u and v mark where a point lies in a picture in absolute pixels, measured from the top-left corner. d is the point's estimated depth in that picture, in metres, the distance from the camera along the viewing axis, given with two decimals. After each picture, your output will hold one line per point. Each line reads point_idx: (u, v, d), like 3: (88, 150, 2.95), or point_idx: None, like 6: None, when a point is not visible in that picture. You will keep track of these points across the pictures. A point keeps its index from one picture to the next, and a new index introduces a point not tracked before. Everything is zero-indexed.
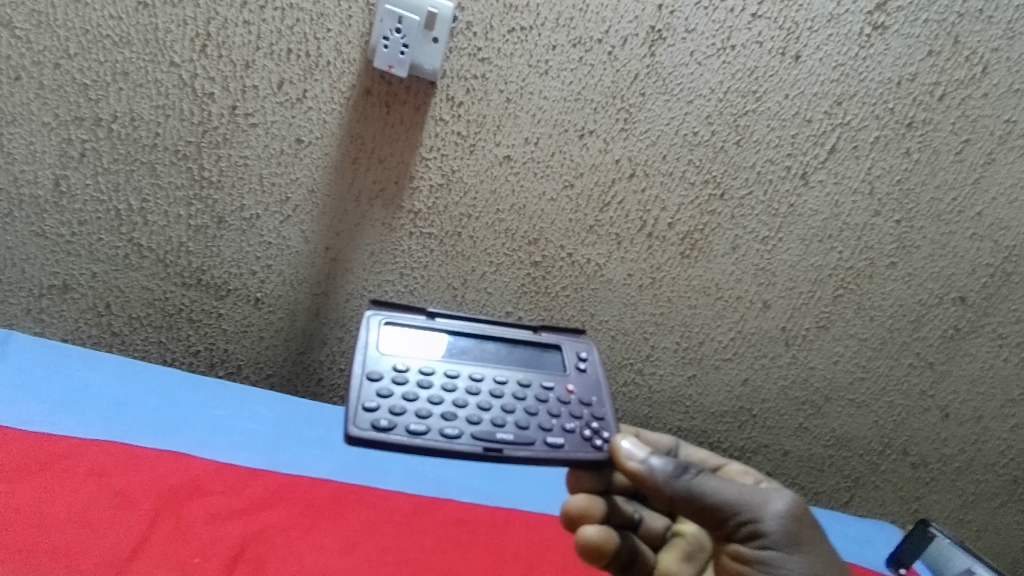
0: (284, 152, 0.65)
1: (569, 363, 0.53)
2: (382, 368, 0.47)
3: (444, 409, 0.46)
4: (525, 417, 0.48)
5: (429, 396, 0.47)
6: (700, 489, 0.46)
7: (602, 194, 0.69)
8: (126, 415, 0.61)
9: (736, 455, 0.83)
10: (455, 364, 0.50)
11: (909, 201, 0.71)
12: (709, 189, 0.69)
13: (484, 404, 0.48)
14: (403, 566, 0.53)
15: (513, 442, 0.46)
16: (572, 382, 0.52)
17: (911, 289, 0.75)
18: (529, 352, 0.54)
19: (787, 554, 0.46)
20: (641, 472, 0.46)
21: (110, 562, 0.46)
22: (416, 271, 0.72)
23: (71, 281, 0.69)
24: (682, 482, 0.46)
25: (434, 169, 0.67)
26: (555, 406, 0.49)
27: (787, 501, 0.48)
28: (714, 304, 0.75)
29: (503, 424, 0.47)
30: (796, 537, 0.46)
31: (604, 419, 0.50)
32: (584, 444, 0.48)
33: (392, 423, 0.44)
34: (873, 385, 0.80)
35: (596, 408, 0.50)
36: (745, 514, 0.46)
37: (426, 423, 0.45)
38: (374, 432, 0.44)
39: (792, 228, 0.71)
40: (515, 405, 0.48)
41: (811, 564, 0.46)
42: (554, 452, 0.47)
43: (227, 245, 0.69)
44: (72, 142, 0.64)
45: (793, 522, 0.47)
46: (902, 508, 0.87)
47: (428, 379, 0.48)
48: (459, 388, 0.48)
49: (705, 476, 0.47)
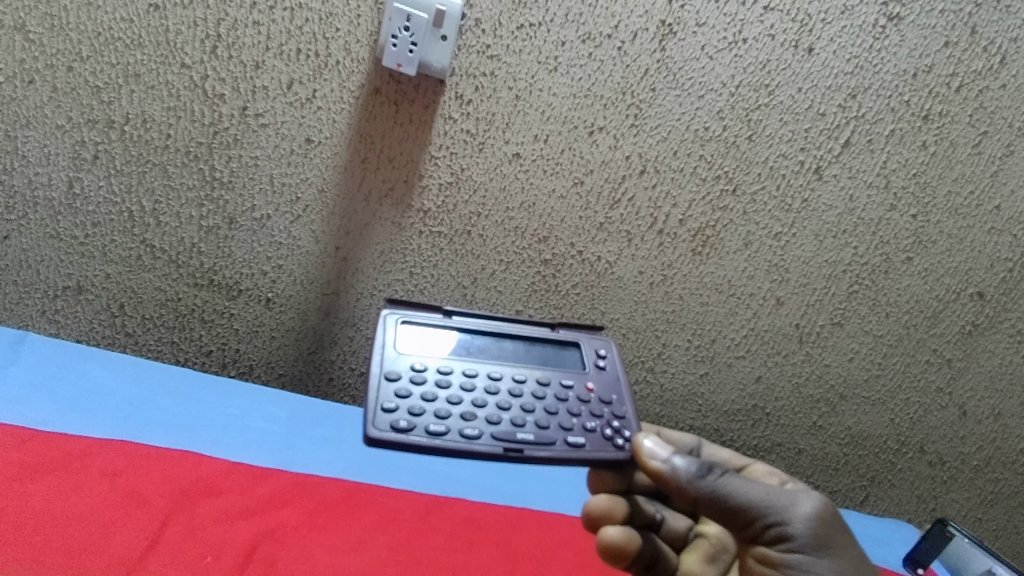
0: (294, 152, 0.66)
1: (588, 361, 0.53)
2: (400, 369, 0.47)
3: (462, 409, 0.46)
4: (545, 417, 0.48)
5: (447, 397, 0.47)
6: (725, 490, 0.46)
7: (612, 191, 0.69)
8: (139, 415, 0.61)
9: (751, 454, 0.82)
10: (473, 364, 0.50)
11: (924, 195, 0.70)
12: (721, 185, 0.68)
13: (503, 403, 0.48)
14: (417, 565, 0.53)
15: (534, 442, 0.46)
16: (591, 380, 0.51)
17: (927, 284, 0.74)
18: (547, 350, 0.53)
19: (815, 558, 0.45)
20: (664, 471, 0.46)
21: (123, 561, 0.46)
22: (426, 270, 0.71)
23: (85, 283, 0.70)
24: (706, 483, 0.46)
25: (443, 167, 0.67)
26: (575, 405, 0.49)
27: (814, 504, 0.47)
28: (726, 302, 0.74)
29: (523, 424, 0.47)
30: (824, 541, 0.46)
31: (624, 418, 0.49)
32: (605, 443, 0.47)
33: (410, 424, 0.44)
34: (889, 382, 0.79)
35: (617, 406, 0.50)
36: (771, 516, 0.46)
37: (445, 423, 0.45)
38: (392, 433, 0.44)
39: (805, 223, 0.70)
40: (535, 405, 0.48)
41: (841, 568, 0.45)
42: (575, 451, 0.46)
43: (239, 245, 0.69)
44: (86, 144, 0.65)
45: (820, 525, 0.46)
46: (919, 507, 0.86)
47: (447, 380, 0.48)
48: (478, 388, 0.48)
49: (729, 477, 0.46)
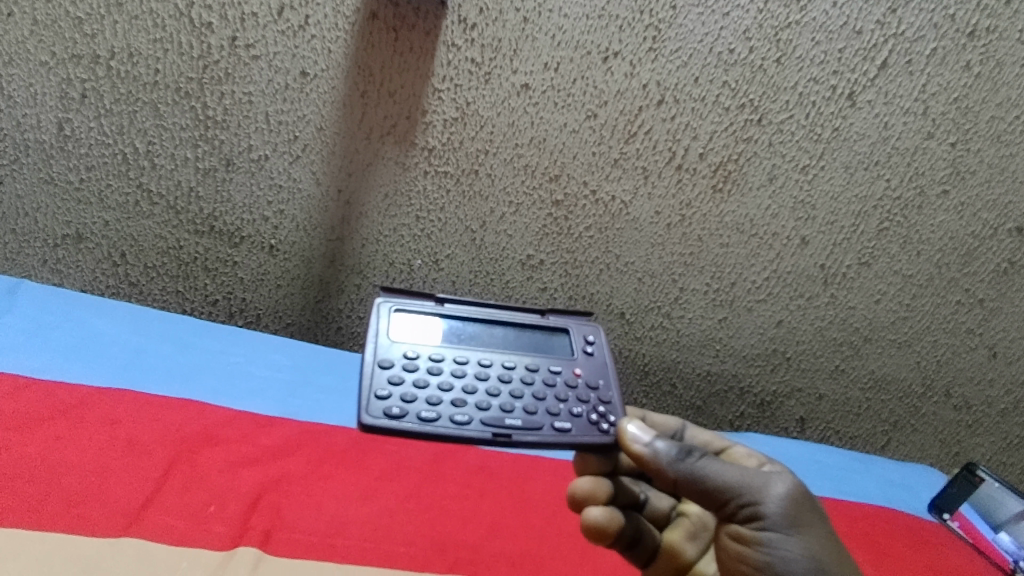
0: (289, 87, 0.62)
1: (576, 346, 0.50)
2: (394, 356, 0.45)
3: (453, 396, 0.44)
4: (533, 402, 0.45)
5: (439, 384, 0.44)
6: (703, 472, 0.44)
7: (628, 124, 0.64)
8: (140, 362, 0.59)
9: (769, 399, 0.81)
10: (463, 350, 0.47)
11: (965, 121, 0.65)
12: (745, 114, 0.64)
13: (493, 390, 0.45)
14: (425, 514, 0.51)
15: (521, 427, 0.43)
16: (580, 367, 0.49)
17: (963, 220, 0.70)
18: (538, 336, 0.50)
19: (784, 534, 0.43)
20: (645, 455, 0.44)
21: (122, 511, 0.44)
22: (433, 214, 0.69)
23: (84, 231, 0.68)
24: (685, 465, 0.44)
25: (447, 101, 0.63)
26: (562, 390, 0.46)
27: (789, 484, 0.45)
28: (747, 242, 0.70)
29: (512, 409, 0.44)
30: (797, 519, 0.44)
31: (610, 403, 0.47)
32: (591, 428, 0.45)
33: (404, 410, 0.42)
34: (917, 324, 0.76)
35: (603, 392, 0.47)
36: (745, 497, 0.44)
37: (436, 410, 0.43)
38: (385, 420, 0.41)
39: (835, 155, 0.66)
40: (523, 391, 0.46)
41: (813, 544, 0.43)
42: (562, 437, 0.44)
43: (238, 189, 0.67)
44: (72, 82, 0.61)
45: (794, 504, 0.44)
46: (942, 452, 0.85)
47: (438, 367, 0.45)
48: (468, 374, 0.46)
49: (708, 459, 0.44)
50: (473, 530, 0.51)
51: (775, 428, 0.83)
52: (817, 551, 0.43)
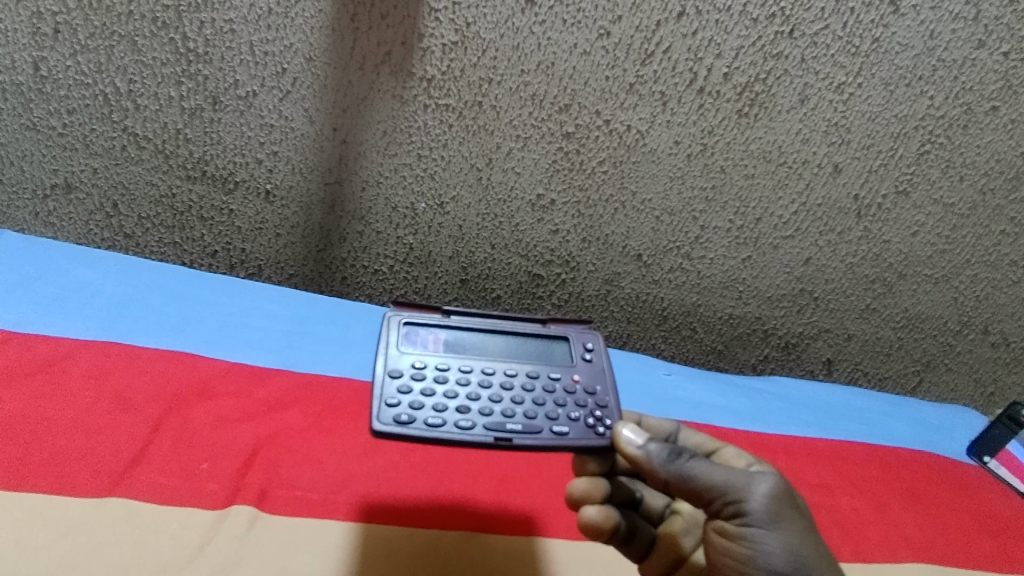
0: (273, 12, 0.56)
1: (575, 352, 0.46)
2: (402, 365, 0.41)
3: (459, 403, 0.40)
4: (534, 408, 0.41)
5: (445, 391, 0.41)
6: (694, 473, 0.40)
7: (644, 43, 0.58)
8: (127, 314, 0.56)
9: (795, 342, 0.78)
10: (468, 358, 0.43)
11: (1021, 26, 0.58)
12: (775, 26, 0.57)
13: (496, 396, 0.41)
14: (432, 467, 0.49)
15: (522, 432, 0.40)
16: (579, 372, 0.44)
17: (1012, 140, 0.64)
18: (541, 343, 0.46)
19: (767, 530, 0.39)
20: (639, 458, 0.40)
21: (107, 471, 0.42)
22: (435, 151, 0.64)
23: (73, 180, 0.64)
24: (675, 466, 0.40)
25: (446, 22, 0.57)
26: (560, 396, 0.43)
27: (773, 482, 0.41)
28: (775, 172, 0.65)
29: (513, 414, 0.41)
30: (780, 515, 0.40)
31: (608, 407, 0.43)
32: (586, 430, 0.41)
33: (413, 416, 0.39)
34: (956, 258, 0.71)
35: (601, 396, 0.43)
36: (731, 495, 0.40)
37: (442, 416, 0.39)
38: (395, 426, 0.38)
39: (874, 69, 0.60)
40: (525, 396, 0.42)
41: (796, 543, 0.39)
42: (559, 441, 0.40)
43: (228, 130, 0.62)
44: (43, 16, 0.56)
45: (779, 502, 0.40)
46: (976, 391, 0.82)
47: (444, 375, 0.42)
48: (472, 381, 0.42)
49: (698, 459, 0.41)
50: (483, 485, 0.48)
51: (801, 371, 0.80)
52: (800, 549, 0.39)
